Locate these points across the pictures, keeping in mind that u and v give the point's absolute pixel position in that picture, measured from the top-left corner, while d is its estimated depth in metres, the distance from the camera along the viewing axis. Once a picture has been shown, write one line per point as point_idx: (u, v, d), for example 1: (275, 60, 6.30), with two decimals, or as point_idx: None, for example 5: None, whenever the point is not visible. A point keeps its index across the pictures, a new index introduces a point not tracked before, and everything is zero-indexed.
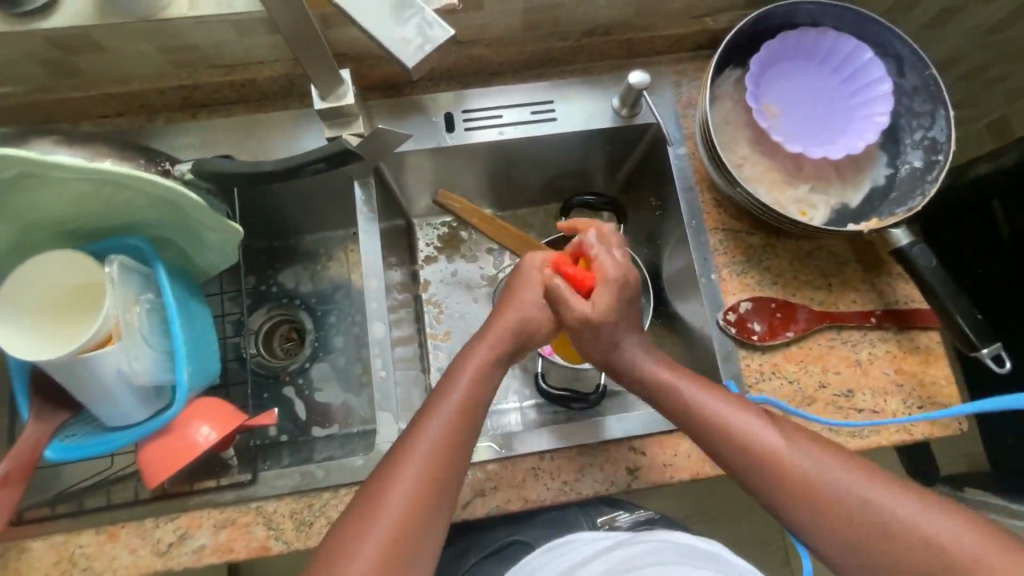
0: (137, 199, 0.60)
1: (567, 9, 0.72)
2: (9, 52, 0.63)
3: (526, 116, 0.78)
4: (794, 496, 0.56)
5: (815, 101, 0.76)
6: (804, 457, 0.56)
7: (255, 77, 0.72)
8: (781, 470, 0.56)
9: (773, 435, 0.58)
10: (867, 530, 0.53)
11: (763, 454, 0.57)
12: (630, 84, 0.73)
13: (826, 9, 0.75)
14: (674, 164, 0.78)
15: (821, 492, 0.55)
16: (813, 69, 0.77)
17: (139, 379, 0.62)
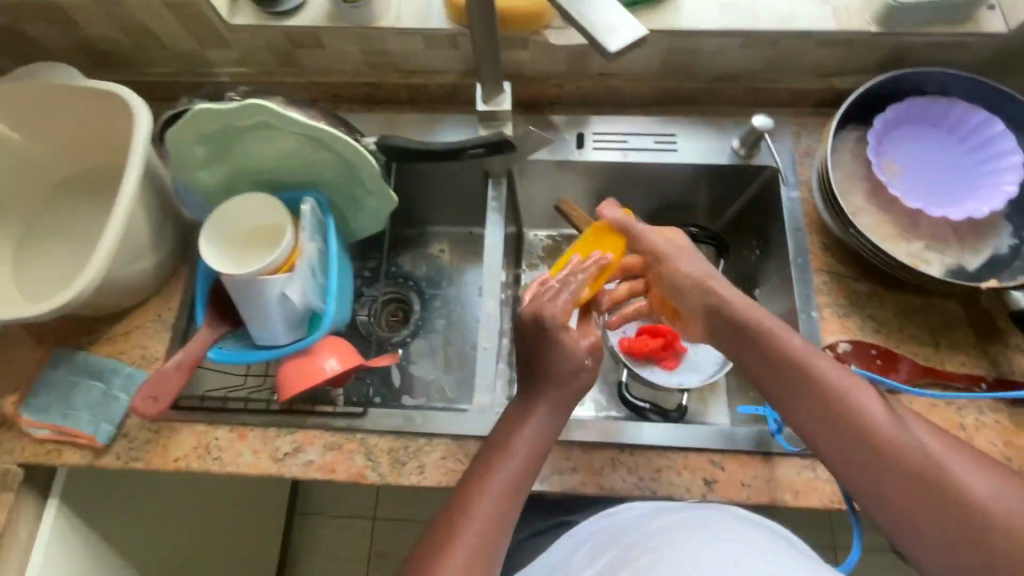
0: (327, 160, 0.74)
1: (703, 57, 0.81)
2: (256, 40, 0.81)
3: (650, 144, 0.86)
4: (861, 459, 0.57)
5: (936, 166, 0.78)
6: (891, 432, 0.56)
7: (427, 83, 0.86)
8: (844, 431, 0.58)
9: (863, 408, 0.58)
10: (942, 514, 0.53)
11: (831, 411, 0.59)
12: (753, 126, 0.80)
13: (959, 80, 0.78)
14: (786, 205, 0.82)
15: (886, 455, 0.56)
16: (937, 136, 0.80)
17: (298, 306, 0.74)
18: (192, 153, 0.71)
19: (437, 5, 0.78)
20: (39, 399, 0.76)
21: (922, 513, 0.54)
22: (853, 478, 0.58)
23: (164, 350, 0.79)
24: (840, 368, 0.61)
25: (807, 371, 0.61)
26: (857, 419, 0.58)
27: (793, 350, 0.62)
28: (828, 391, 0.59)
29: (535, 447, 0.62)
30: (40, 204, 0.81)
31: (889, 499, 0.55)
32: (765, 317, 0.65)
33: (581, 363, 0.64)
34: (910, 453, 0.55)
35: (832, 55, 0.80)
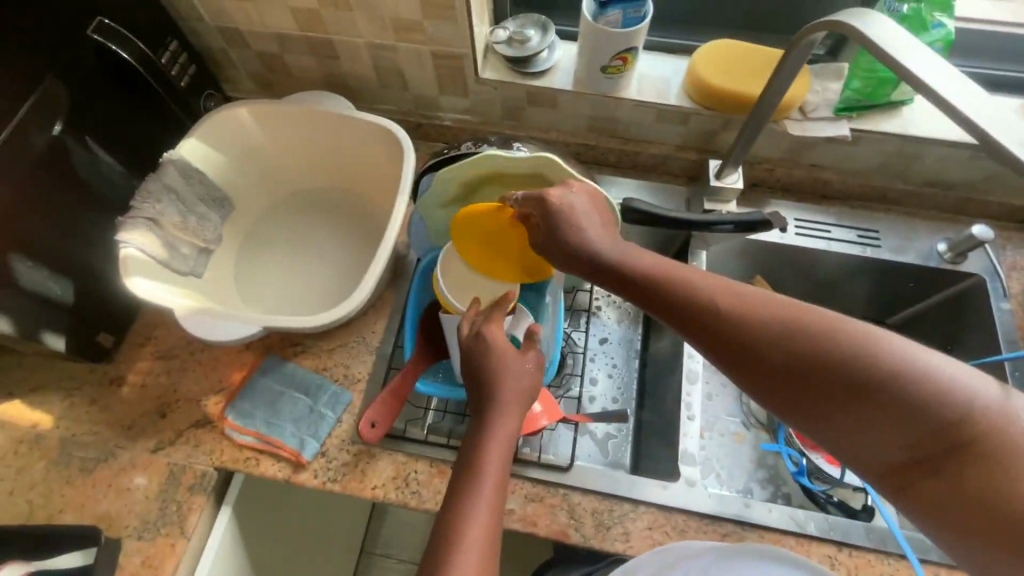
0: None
1: (922, 163, 0.84)
2: (497, 94, 0.87)
3: (852, 237, 0.88)
4: (798, 403, 0.47)
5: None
6: (838, 351, 0.45)
7: (641, 151, 0.90)
8: (751, 367, 0.49)
9: (772, 325, 0.48)
10: (908, 432, 0.42)
11: (731, 348, 0.50)
12: (971, 235, 0.81)
13: None
14: (996, 316, 0.82)
15: (786, 379, 0.47)
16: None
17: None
18: (445, 193, 0.75)
19: (677, 86, 0.83)
20: (244, 404, 0.76)
21: (881, 436, 0.43)
22: (792, 421, 0.48)
23: (368, 372, 0.79)
24: (745, 289, 0.51)
25: (704, 305, 0.52)
26: (773, 343, 0.48)
27: (662, 277, 0.55)
28: (723, 324, 0.50)
29: (501, 456, 0.56)
30: (270, 215, 0.86)
31: (837, 432, 0.45)
32: (638, 252, 0.59)
33: (526, 367, 0.62)
34: (833, 364, 0.45)
35: None
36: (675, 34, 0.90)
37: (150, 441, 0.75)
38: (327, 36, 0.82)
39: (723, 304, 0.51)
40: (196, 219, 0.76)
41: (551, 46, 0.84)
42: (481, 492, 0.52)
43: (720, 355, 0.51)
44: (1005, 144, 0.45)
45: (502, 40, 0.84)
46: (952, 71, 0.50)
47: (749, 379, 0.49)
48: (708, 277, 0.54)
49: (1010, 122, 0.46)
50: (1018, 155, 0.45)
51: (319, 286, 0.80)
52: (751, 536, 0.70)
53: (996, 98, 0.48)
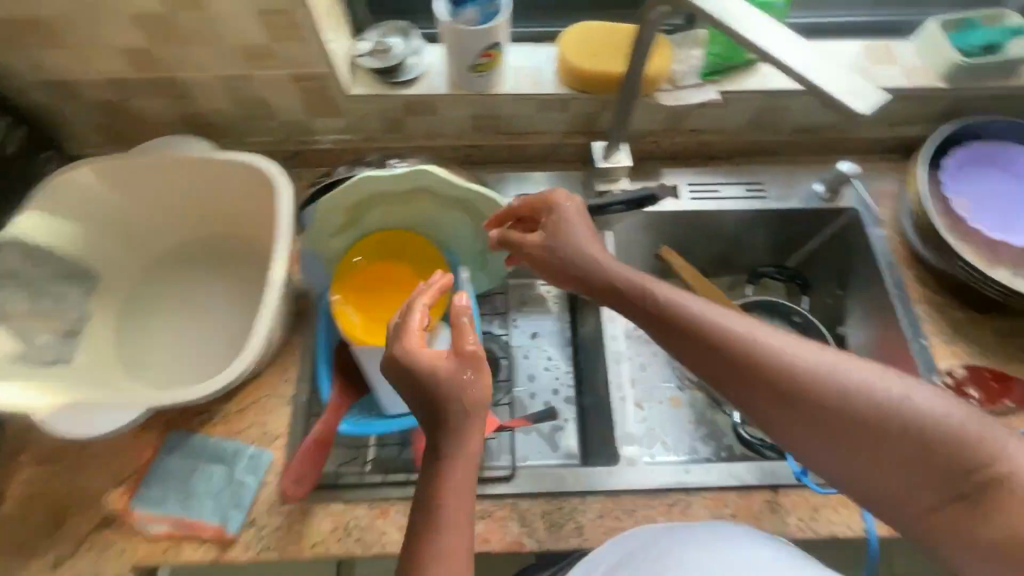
0: (457, 219, 0.75)
1: (786, 114, 0.89)
2: (371, 108, 0.83)
3: (741, 193, 0.92)
4: (814, 435, 0.52)
5: (1001, 199, 0.86)
6: (852, 394, 0.51)
7: (530, 143, 0.90)
8: (773, 400, 0.53)
9: (815, 370, 0.53)
10: (916, 473, 0.49)
11: (755, 383, 0.54)
12: (839, 171, 0.88)
13: (1009, 129, 0.89)
14: (876, 243, 0.88)
15: (807, 412, 0.52)
16: (1009, 180, 0.87)
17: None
18: (330, 222, 0.71)
19: (550, 73, 0.83)
20: (152, 491, 0.69)
21: (887, 474, 0.50)
22: (821, 458, 0.53)
23: (287, 424, 0.74)
24: (742, 328, 0.56)
25: (748, 351, 0.54)
26: (795, 382, 0.53)
27: (682, 316, 0.58)
28: (827, 379, 0.52)
29: (465, 481, 0.52)
30: (144, 278, 0.78)
31: (868, 469, 0.51)
32: (657, 284, 0.62)
33: (465, 377, 0.54)
34: (880, 409, 0.50)
35: (900, 107, 0.89)
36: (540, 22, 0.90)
37: (46, 557, 0.66)
38: (169, 74, 0.75)
39: (780, 344, 0.54)
40: (50, 301, 0.69)
41: (417, 51, 0.82)
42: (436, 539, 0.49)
43: (740, 391, 0.55)
44: (835, 96, 0.49)
45: (365, 53, 0.80)
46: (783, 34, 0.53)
47: (770, 410, 0.54)
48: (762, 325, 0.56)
49: (841, 77, 0.50)
50: (852, 105, 0.49)
51: (215, 345, 0.73)
52: (696, 500, 0.72)
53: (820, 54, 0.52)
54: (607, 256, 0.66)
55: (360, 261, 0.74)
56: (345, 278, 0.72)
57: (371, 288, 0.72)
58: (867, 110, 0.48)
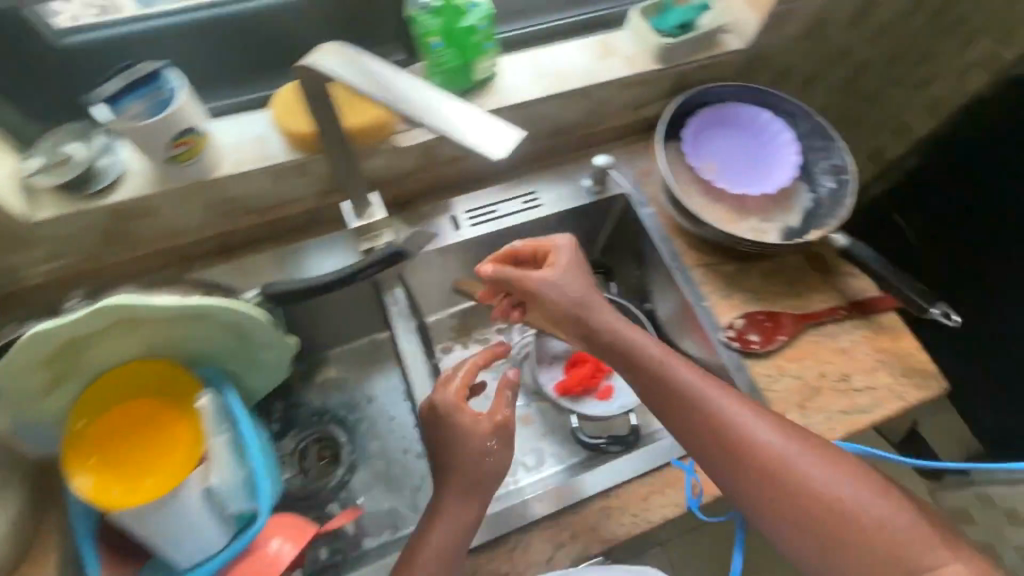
0: (195, 332, 0.66)
1: (533, 123, 0.90)
2: (71, 228, 0.71)
3: (517, 206, 0.93)
4: (740, 479, 0.63)
5: (739, 158, 0.94)
6: (784, 465, 0.61)
7: (284, 215, 0.83)
8: (721, 448, 0.64)
9: (808, 449, 0.62)
10: (838, 547, 0.57)
11: (708, 430, 0.65)
12: (596, 166, 0.91)
13: (727, 88, 0.96)
14: (647, 222, 0.93)
15: (740, 461, 0.63)
16: (746, 138, 0.95)
17: (235, 488, 0.65)
18: (30, 385, 0.59)
19: (277, 141, 0.77)
20: None
21: (805, 540, 0.59)
22: (759, 509, 0.62)
23: None
24: (736, 409, 0.65)
25: (706, 416, 0.65)
26: (756, 446, 0.63)
27: (656, 371, 0.69)
28: (779, 450, 0.62)
29: (451, 538, 0.65)
30: None
31: (798, 525, 0.59)
32: (642, 340, 0.72)
33: (486, 444, 0.69)
34: (808, 478, 0.60)
35: (634, 93, 0.93)
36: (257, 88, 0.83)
37: None
38: None
39: (772, 437, 0.63)
40: None
41: (107, 150, 0.71)
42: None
43: (679, 431, 0.67)
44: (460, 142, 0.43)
45: (40, 170, 0.69)
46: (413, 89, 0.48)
47: (708, 451, 0.65)
48: (733, 395, 0.67)
49: (472, 119, 0.45)
50: (484, 148, 0.44)
51: None
52: (534, 534, 0.71)
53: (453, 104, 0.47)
54: (636, 329, 0.74)
55: (83, 426, 0.62)
56: (68, 453, 0.60)
57: (114, 446, 0.61)
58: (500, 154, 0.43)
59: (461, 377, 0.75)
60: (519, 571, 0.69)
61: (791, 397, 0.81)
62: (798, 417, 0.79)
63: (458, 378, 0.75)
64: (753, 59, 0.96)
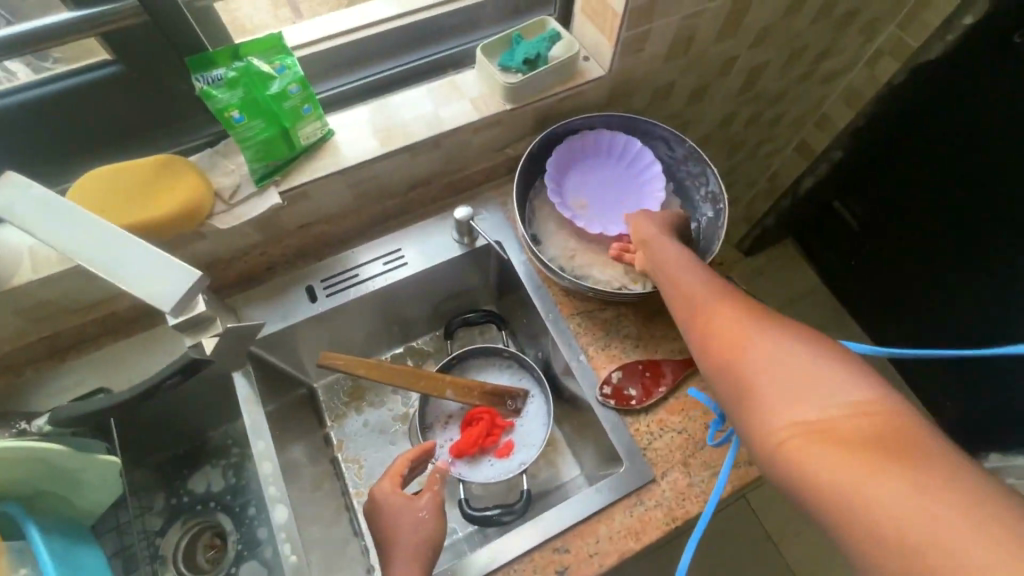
0: None
1: (384, 180, 0.84)
2: None
3: (380, 268, 0.88)
4: (712, 344, 0.56)
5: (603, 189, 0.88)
6: (763, 331, 0.53)
7: (116, 309, 0.77)
8: (696, 311, 0.59)
9: (786, 326, 0.53)
10: (816, 426, 0.46)
11: (688, 298, 0.61)
12: (458, 219, 0.85)
13: (596, 118, 0.88)
14: (522, 270, 0.88)
15: (711, 323, 0.57)
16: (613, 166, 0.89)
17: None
18: None
19: None
20: None
21: (776, 408, 0.48)
22: (716, 375, 0.55)
23: None
24: (730, 288, 0.60)
25: (694, 287, 0.62)
26: (737, 311, 0.56)
27: (661, 257, 0.68)
28: (740, 316, 0.55)
29: None
30: None
31: (756, 393, 0.50)
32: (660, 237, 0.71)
33: (419, 515, 0.70)
34: (762, 337, 0.53)
35: (493, 134, 0.87)
36: (55, 176, 0.73)
37: None
38: None
39: (742, 304, 0.57)
40: None
41: None
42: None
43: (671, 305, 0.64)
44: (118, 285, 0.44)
45: None
46: (87, 226, 0.45)
47: (685, 317, 0.61)
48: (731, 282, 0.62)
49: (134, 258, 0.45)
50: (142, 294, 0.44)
51: None
52: None
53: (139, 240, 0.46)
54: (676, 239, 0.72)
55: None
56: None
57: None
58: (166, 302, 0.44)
59: (403, 464, 0.76)
60: None
61: (673, 455, 0.75)
62: (680, 477, 0.74)
63: (401, 459, 0.76)
64: (619, 83, 0.90)
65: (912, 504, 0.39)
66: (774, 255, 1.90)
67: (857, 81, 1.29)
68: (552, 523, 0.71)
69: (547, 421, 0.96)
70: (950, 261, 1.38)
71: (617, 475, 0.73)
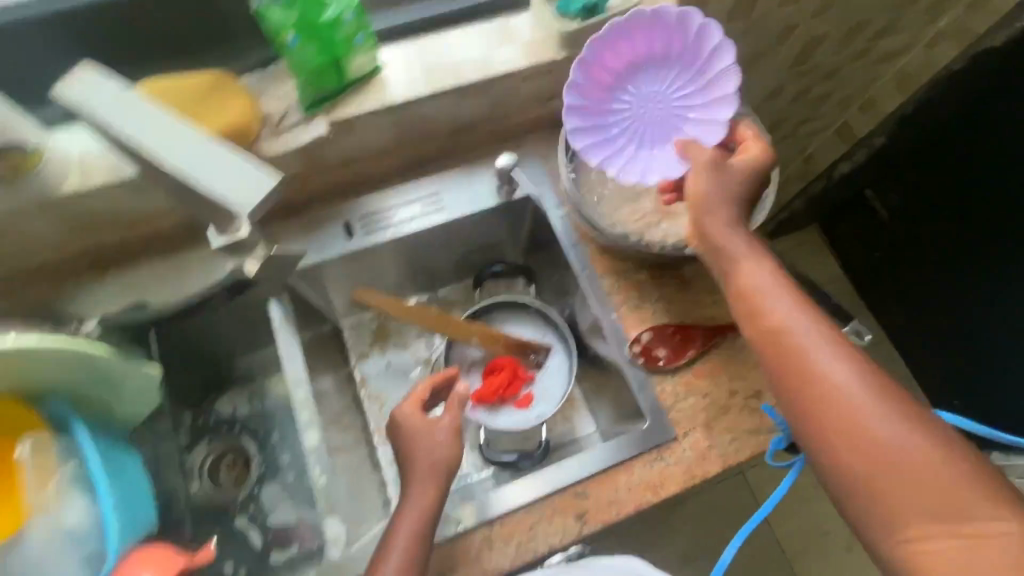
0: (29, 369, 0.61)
1: (429, 120, 0.83)
2: None
3: (419, 211, 0.88)
4: (836, 439, 0.56)
5: (648, 108, 0.77)
6: (893, 440, 0.54)
7: (158, 227, 0.78)
8: (813, 399, 0.57)
9: (913, 427, 0.54)
10: (944, 542, 0.51)
11: (806, 379, 0.58)
12: (500, 167, 0.84)
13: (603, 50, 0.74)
14: (558, 225, 0.88)
15: (832, 418, 0.56)
16: (689, 60, 0.75)
17: (84, 528, 0.63)
18: None
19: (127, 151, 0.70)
20: None
21: (908, 525, 0.52)
22: (839, 477, 0.56)
23: None
24: (850, 368, 0.57)
25: (813, 366, 0.58)
26: (863, 411, 0.55)
27: (766, 308, 0.62)
28: (872, 415, 0.55)
29: (408, 549, 0.65)
30: None
31: (891, 503, 0.53)
32: (765, 281, 0.63)
33: (437, 440, 0.71)
34: (891, 444, 0.54)
35: (544, 82, 0.85)
36: None
37: None
38: None
39: (867, 397, 0.56)
40: None
41: None
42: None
43: (775, 373, 0.60)
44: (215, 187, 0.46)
45: None
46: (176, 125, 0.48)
47: (796, 398, 0.59)
48: (847, 351, 0.58)
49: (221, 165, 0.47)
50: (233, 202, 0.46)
51: None
52: None
53: (211, 139, 0.48)
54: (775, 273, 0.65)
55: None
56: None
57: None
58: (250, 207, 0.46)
59: (421, 390, 0.74)
60: None
61: (696, 417, 0.76)
62: (701, 439, 0.75)
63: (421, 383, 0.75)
64: None
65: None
66: (799, 240, 1.88)
67: (912, 64, 1.25)
68: (573, 468, 0.73)
69: (569, 377, 0.96)
70: (958, 262, 1.39)
71: (641, 430, 0.75)
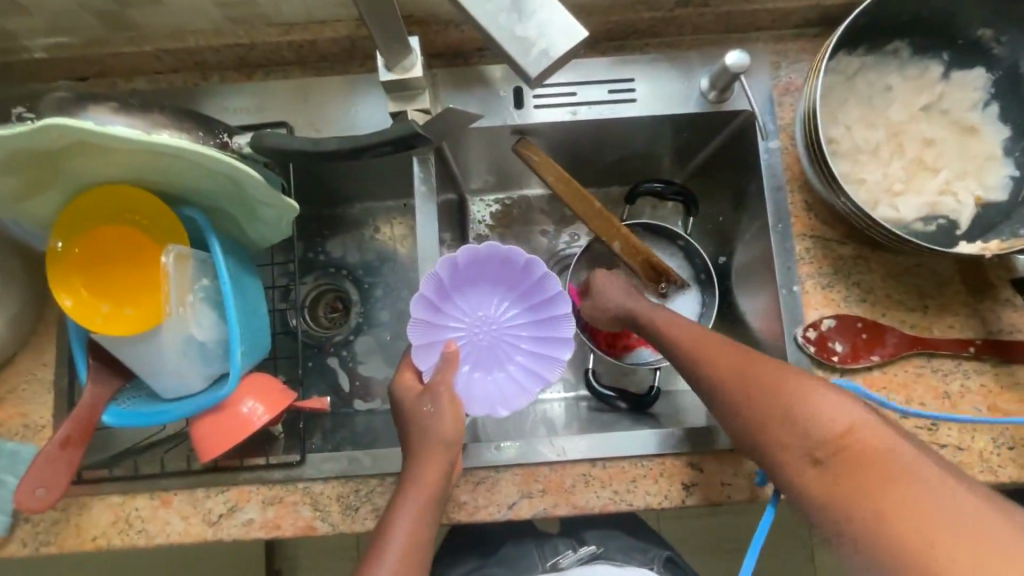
0: (178, 169, 0.55)
1: None
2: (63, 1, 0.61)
3: (602, 95, 0.72)
4: (753, 425, 0.52)
5: (479, 332, 0.74)
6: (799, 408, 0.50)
7: (315, 38, 0.68)
8: (716, 392, 0.56)
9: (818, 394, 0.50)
10: (866, 495, 0.44)
11: (706, 380, 0.57)
12: (725, 66, 0.65)
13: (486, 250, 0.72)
14: (763, 158, 0.71)
15: (741, 405, 0.54)
16: (514, 283, 0.75)
17: (211, 345, 0.62)
18: (5, 186, 0.52)
19: None
20: None
21: (832, 486, 0.46)
22: (769, 455, 0.51)
23: (52, 416, 0.67)
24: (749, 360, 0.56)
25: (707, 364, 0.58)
26: (763, 392, 0.53)
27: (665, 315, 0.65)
28: (768, 388, 0.52)
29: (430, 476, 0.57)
30: None
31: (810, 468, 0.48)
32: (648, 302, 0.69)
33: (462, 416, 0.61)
34: (801, 414, 0.50)
35: None
36: None
37: None
38: None
39: (775, 378, 0.53)
40: None
41: None
42: (405, 508, 0.56)
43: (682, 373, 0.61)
44: (505, 41, 0.45)
45: None
46: None
47: (707, 393, 0.57)
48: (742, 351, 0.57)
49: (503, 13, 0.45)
50: (519, 65, 0.45)
51: None
52: (506, 476, 0.66)
53: None
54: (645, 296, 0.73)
55: (64, 248, 0.56)
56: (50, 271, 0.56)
57: (99, 271, 0.57)
58: (536, 67, 0.45)
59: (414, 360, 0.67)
60: (477, 505, 0.65)
61: None
62: None
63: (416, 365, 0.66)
64: None
65: (935, 548, 0.40)
66: None
67: None
68: (695, 437, 0.66)
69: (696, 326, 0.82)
70: None
71: None
